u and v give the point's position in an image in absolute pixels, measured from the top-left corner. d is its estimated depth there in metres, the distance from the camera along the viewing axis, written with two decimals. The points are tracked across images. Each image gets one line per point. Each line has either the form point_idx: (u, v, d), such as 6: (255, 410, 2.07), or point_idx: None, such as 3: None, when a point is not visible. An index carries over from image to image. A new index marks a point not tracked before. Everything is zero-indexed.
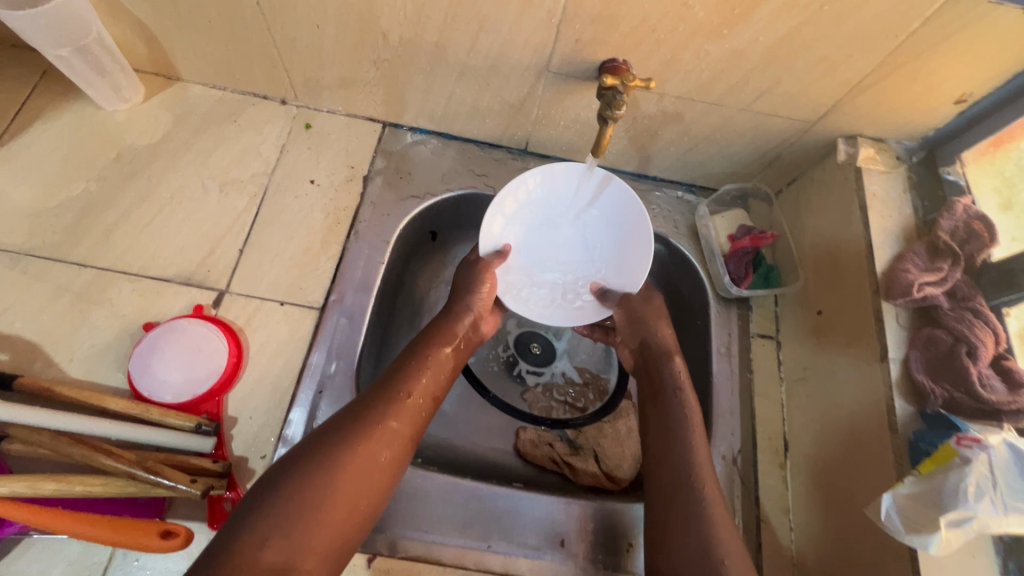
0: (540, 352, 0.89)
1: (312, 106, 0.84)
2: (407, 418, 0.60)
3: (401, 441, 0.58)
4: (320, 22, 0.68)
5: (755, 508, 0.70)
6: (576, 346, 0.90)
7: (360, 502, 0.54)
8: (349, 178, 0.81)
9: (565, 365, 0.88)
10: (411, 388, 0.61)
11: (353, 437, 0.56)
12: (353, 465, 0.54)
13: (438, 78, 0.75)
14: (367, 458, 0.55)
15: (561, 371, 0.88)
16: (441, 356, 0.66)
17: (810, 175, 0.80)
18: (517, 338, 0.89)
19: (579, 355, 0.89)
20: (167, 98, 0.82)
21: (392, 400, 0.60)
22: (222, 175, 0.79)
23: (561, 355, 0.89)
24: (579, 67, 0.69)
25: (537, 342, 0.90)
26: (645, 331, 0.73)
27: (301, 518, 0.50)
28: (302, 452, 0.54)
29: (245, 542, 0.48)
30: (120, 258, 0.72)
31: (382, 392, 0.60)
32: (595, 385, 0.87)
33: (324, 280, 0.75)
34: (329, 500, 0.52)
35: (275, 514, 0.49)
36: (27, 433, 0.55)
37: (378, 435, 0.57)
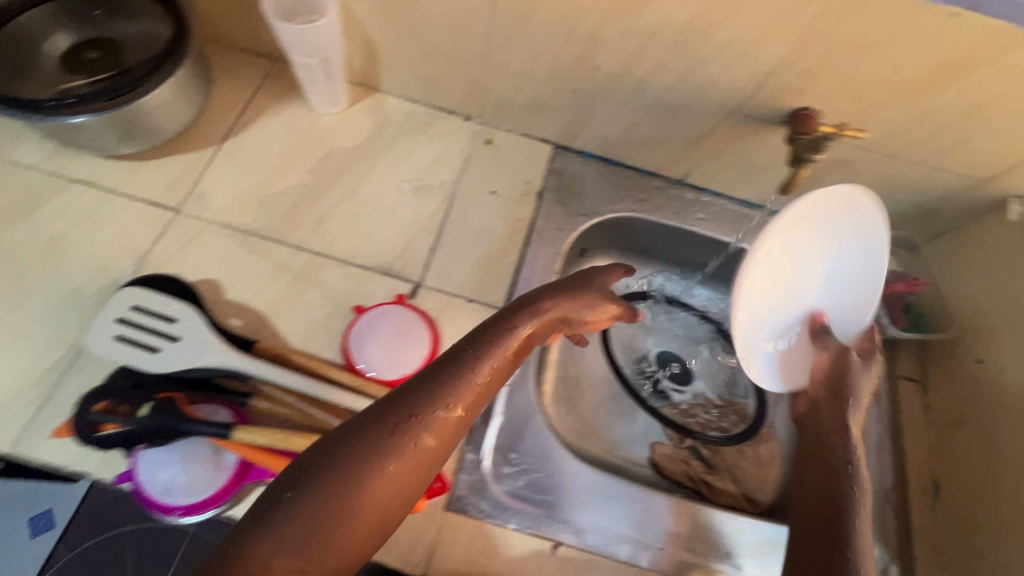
0: (680, 371, 0.93)
1: (494, 124, 0.92)
2: (445, 435, 0.43)
3: (434, 462, 0.43)
4: (537, 53, 0.76)
5: (907, 545, 0.72)
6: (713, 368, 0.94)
7: (381, 525, 0.41)
8: (525, 193, 0.89)
9: (704, 386, 0.92)
10: (456, 398, 0.45)
11: (375, 450, 0.41)
12: (375, 489, 0.40)
13: (626, 110, 0.81)
14: (397, 478, 0.41)
15: (699, 391, 0.92)
16: (496, 368, 0.48)
17: (967, 229, 0.84)
18: (656, 353, 0.94)
19: (716, 378, 0.93)
20: (368, 106, 0.91)
21: (428, 410, 0.43)
22: (415, 179, 0.87)
23: (698, 376, 0.93)
24: (770, 111, 0.75)
25: (676, 362, 0.94)
26: (854, 399, 0.63)
27: (315, 537, 0.38)
28: (316, 458, 0.41)
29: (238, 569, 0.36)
30: (330, 245, 0.80)
31: (416, 394, 0.44)
32: (732, 407, 0.91)
33: (505, 283, 0.81)
34: (350, 520, 0.39)
35: (282, 535, 0.38)
36: (278, 392, 0.63)
37: (410, 447, 0.42)
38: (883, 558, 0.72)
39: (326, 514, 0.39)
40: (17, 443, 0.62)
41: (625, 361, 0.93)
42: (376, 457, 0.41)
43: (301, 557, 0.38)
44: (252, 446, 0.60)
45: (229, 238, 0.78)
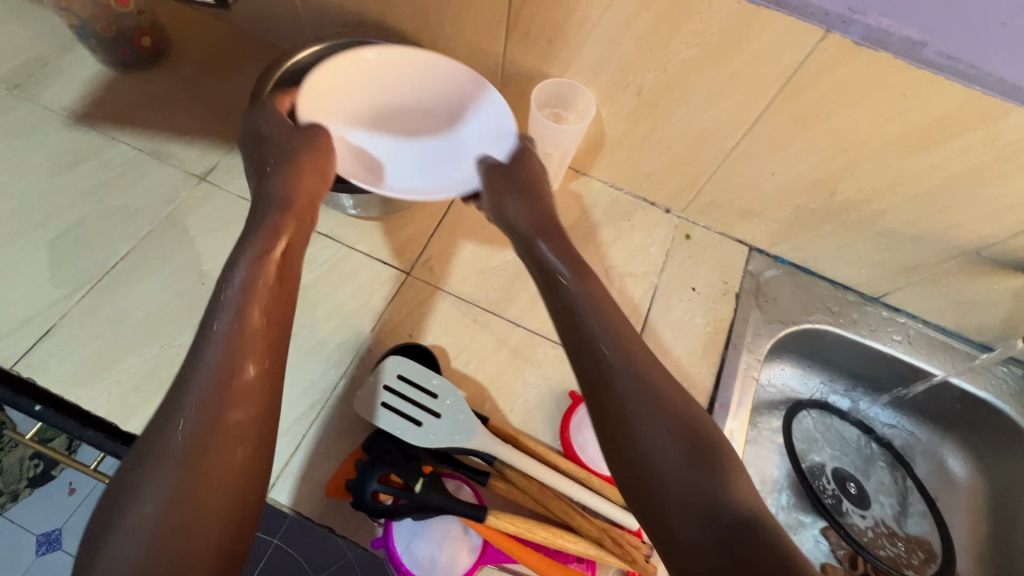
0: (856, 491, 0.92)
1: (694, 219, 0.95)
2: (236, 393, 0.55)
3: (256, 425, 0.55)
4: (776, 171, 0.79)
5: None
6: (891, 495, 0.92)
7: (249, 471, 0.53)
8: (723, 293, 0.90)
9: (883, 512, 0.90)
10: (243, 340, 0.57)
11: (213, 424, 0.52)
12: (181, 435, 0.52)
13: (848, 231, 0.83)
14: (218, 444, 0.52)
15: (879, 516, 0.90)
16: (258, 314, 0.59)
17: None
18: (831, 471, 0.93)
19: (893, 506, 0.91)
20: (576, 189, 0.96)
21: (233, 370, 0.55)
22: (620, 266, 0.90)
23: (873, 500, 0.92)
24: (1015, 258, 0.74)
25: (852, 481, 0.93)
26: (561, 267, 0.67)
27: (199, 495, 0.50)
28: (177, 413, 0.53)
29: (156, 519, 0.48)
30: (544, 324, 0.83)
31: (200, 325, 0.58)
32: (911, 542, 0.88)
33: (707, 385, 0.82)
34: (203, 496, 0.50)
35: (147, 487, 0.49)
36: (521, 478, 0.65)
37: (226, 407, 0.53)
38: None
39: (198, 459, 0.51)
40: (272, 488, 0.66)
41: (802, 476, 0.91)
42: (197, 411, 0.53)
43: (199, 509, 0.49)
44: (499, 534, 0.62)
45: (454, 306, 0.82)
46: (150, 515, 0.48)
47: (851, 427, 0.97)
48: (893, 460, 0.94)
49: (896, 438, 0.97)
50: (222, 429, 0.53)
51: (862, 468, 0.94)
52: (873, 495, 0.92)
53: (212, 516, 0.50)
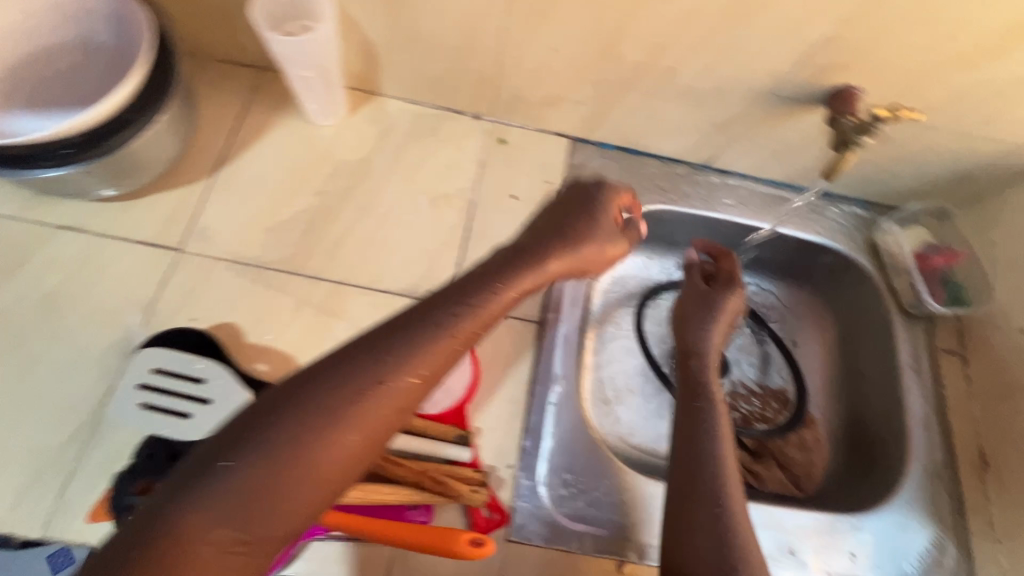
0: (715, 361, 0.91)
1: (506, 121, 0.86)
2: (378, 416, 0.42)
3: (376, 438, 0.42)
4: (558, 45, 0.70)
5: (962, 519, 0.74)
6: (750, 355, 0.92)
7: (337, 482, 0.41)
8: (547, 194, 0.84)
9: (742, 374, 0.90)
10: (411, 368, 0.43)
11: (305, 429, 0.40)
12: (321, 449, 0.40)
13: (652, 97, 0.76)
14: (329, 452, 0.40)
15: (738, 379, 0.90)
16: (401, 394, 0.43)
17: (1002, 198, 0.82)
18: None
19: (749, 367, 0.91)
20: (370, 114, 0.84)
21: (395, 379, 0.43)
22: (430, 189, 0.81)
23: (735, 364, 0.91)
24: (809, 91, 0.70)
25: None
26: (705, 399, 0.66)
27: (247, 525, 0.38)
28: (240, 445, 0.39)
29: (170, 535, 0.36)
30: (350, 271, 0.75)
31: (364, 359, 0.43)
32: (770, 395, 0.90)
33: (539, 295, 0.77)
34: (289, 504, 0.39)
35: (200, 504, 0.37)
36: None
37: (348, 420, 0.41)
38: (942, 536, 0.73)
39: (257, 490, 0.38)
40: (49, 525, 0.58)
41: (661, 358, 0.91)
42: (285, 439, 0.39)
43: (244, 528, 0.38)
44: None
45: (241, 274, 0.72)
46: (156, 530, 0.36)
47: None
48: (751, 322, 0.93)
49: (752, 299, 0.95)
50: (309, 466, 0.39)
51: (723, 336, 0.93)
52: (734, 359, 0.91)
53: (256, 530, 0.38)
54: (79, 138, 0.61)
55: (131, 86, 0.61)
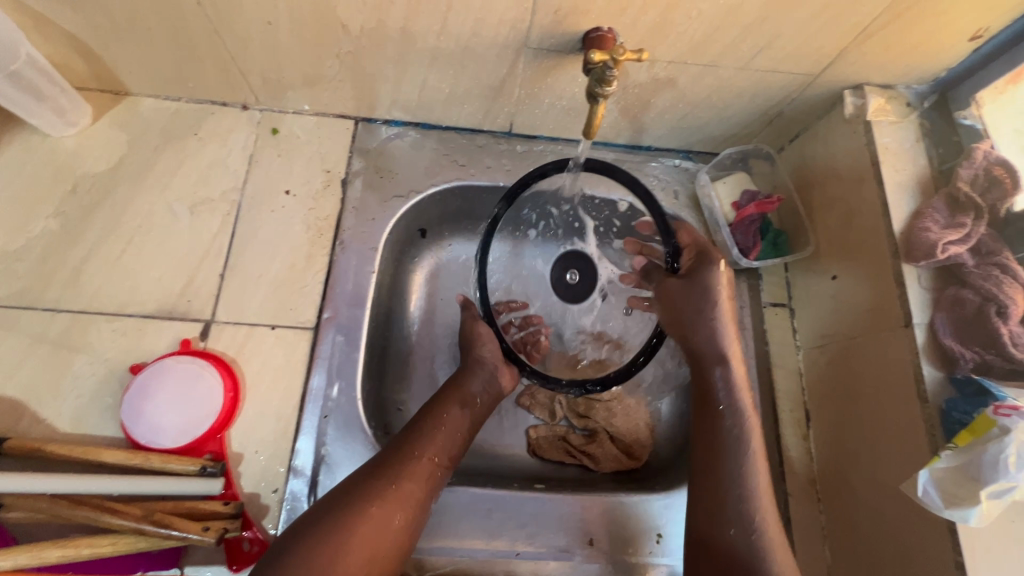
0: (575, 278, 0.79)
1: (277, 108, 0.78)
2: (427, 477, 0.60)
3: (431, 482, 0.60)
4: (272, 18, 0.62)
5: (782, 482, 0.69)
6: (611, 256, 0.78)
7: (415, 522, 0.58)
8: (327, 184, 0.76)
9: (608, 270, 0.78)
10: (432, 450, 0.62)
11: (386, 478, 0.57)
12: (415, 480, 0.59)
13: (409, 66, 0.68)
14: (378, 517, 0.55)
15: (606, 277, 0.78)
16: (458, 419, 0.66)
17: (814, 130, 0.75)
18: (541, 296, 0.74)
19: (608, 253, 0.78)
20: (118, 117, 0.75)
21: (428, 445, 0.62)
22: (190, 195, 0.73)
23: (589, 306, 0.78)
24: (561, 39, 0.62)
25: (570, 268, 0.80)
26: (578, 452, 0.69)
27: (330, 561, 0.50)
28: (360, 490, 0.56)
29: (352, 507, 0.54)
30: (94, 297, 0.67)
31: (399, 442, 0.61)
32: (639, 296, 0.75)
33: (314, 298, 0.71)
34: (350, 544, 0.52)
35: (340, 526, 0.52)
36: (25, 499, 0.53)
37: (414, 475, 0.59)
38: None
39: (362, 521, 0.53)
40: None
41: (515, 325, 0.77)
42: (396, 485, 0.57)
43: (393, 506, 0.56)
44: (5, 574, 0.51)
45: None
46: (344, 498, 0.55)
47: (556, 248, 0.80)
48: (601, 230, 0.80)
49: (591, 215, 0.79)
50: (377, 514, 0.55)
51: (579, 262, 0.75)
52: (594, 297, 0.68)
53: (374, 545, 0.53)
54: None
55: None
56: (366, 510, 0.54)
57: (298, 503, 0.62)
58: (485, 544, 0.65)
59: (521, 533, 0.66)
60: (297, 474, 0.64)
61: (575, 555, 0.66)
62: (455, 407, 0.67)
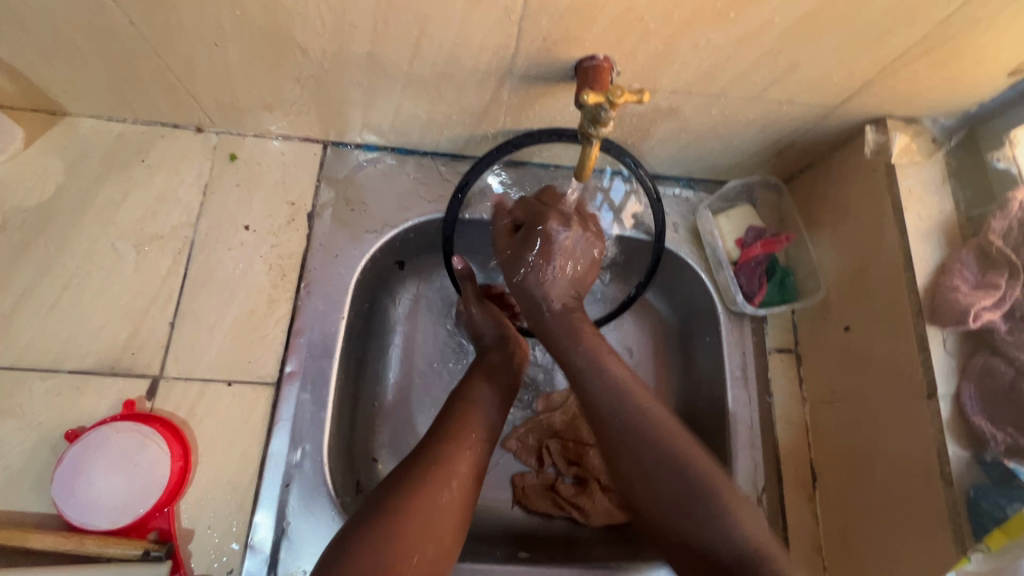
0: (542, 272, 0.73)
1: (235, 131, 0.70)
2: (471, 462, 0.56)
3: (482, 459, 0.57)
4: (218, 39, 0.54)
5: (785, 551, 0.64)
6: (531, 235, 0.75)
7: (467, 499, 0.54)
8: (291, 218, 0.69)
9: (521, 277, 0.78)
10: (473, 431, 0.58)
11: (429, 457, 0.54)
12: (461, 463, 0.55)
13: (380, 91, 0.61)
14: (430, 495, 0.51)
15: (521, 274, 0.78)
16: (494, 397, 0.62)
17: (828, 163, 0.69)
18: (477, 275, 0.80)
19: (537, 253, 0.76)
20: (55, 141, 0.67)
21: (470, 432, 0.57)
22: (136, 232, 0.66)
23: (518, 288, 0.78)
24: (550, 67, 0.55)
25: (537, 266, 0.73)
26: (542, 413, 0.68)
27: (382, 543, 0.48)
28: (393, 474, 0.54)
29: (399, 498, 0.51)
30: (25, 352, 0.60)
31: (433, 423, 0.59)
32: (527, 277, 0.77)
33: (276, 348, 0.64)
34: (397, 534, 0.48)
35: (389, 517, 0.49)
36: None
37: (456, 455, 0.55)
38: None
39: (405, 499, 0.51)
40: None
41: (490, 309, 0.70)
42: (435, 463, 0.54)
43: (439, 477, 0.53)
44: None
45: None
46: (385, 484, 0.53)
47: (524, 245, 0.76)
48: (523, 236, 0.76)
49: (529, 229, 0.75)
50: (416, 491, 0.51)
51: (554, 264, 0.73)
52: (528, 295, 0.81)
53: (429, 533, 0.50)
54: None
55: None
56: (389, 485, 0.52)
57: None
58: None
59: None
60: (254, 552, 0.57)
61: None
62: (480, 379, 0.63)
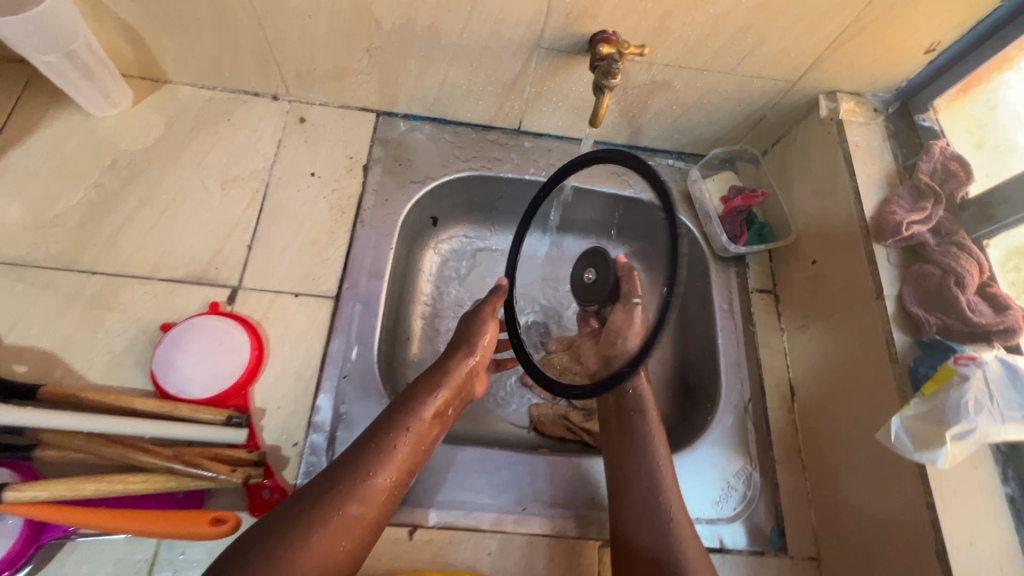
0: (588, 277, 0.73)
1: (305, 99, 0.84)
2: (378, 501, 0.58)
3: (383, 501, 0.58)
4: (313, 13, 0.69)
5: (770, 450, 0.74)
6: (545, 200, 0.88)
7: (361, 543, 0.56)
8: (349, 169, 0.82)
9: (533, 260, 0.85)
10: (386, 470, 0.58)
11: (334, 498, 0.55)
12: (362, 509, 0.56)
13: (432, 62, 0.76)
14: (324, 543, 0.53)
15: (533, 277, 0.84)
16: (419, 431, 0.62)
17: (794, 134, 0.84)
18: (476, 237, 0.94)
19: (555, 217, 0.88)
20: (158, 102, 0.81)
21: (375, 479, 0.57)
22: (222, 173, 0.79)
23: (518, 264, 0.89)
24: (571, 40, 0.71)
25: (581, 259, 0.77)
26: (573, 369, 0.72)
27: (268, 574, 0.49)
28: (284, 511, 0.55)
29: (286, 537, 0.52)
30: (127, 261, 0.71)
31: (346, 462, 0.59)
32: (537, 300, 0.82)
33: (336, 270, 0.76)
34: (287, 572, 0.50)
35: (280, 548, 0.51)
36: (62, 437, 0.56)
37: (363, 496, 0.56)
38: (749, 469, 0.73)
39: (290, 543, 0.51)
40: None
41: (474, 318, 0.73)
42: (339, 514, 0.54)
43: (333, 525, 0.54)
44: (38, 504, 0.53)
45: (4, 275, 0.68)
46: (276, 521, 0.53)
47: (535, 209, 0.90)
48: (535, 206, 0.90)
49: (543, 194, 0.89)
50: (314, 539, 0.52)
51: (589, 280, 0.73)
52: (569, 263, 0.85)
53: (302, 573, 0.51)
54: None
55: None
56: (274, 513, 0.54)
57: (318, 457, 0.65)
58: (492, 500, 0.67)
59: (529, 492, 0.68)
60: (317, 429, 0.67)
61: (577, 510, 0.68)
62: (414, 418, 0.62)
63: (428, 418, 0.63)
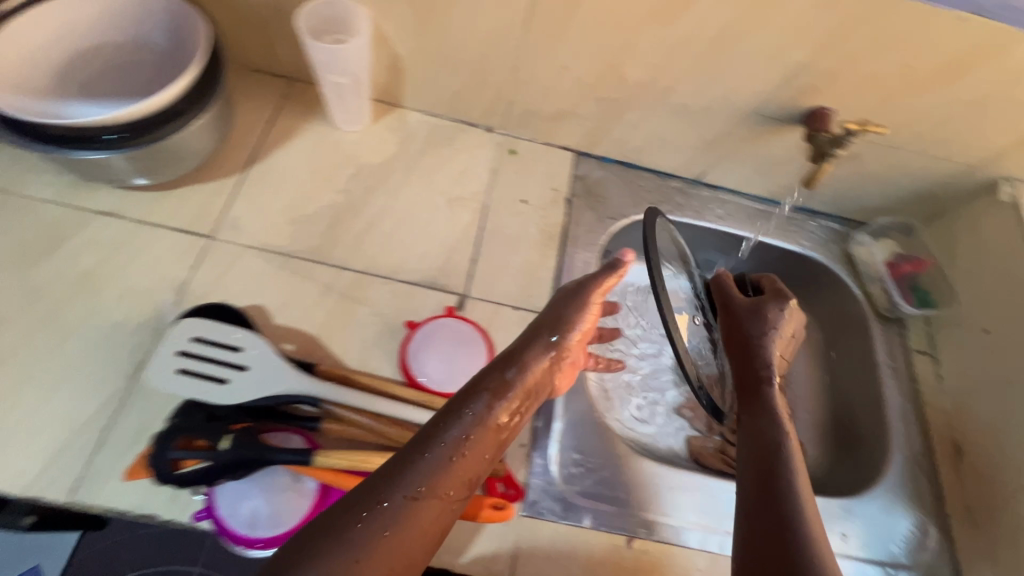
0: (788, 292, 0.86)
1: (516, 134, 0.94)
2: (434, 519, 0.47)
3: (441, 525, 0.47)
4: (568, 64, 0.79)
5: (942, 505, 0.78)
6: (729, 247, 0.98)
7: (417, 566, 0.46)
8: (554, 199, 0.91)
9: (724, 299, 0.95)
10: (447, 481, 0.48)
11: (376, 519, 0.44)
12: (417, 531, 0.46)
13: (652, 115, 0.85)
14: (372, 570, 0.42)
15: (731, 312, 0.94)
16: (482, 441, 0.52)
17: (957, 214, 0.91)
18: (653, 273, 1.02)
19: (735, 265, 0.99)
20: (392, 123, 0.91)
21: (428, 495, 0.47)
22: (447, 192, 0.87)
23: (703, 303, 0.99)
24: (789, 110, 0.80)
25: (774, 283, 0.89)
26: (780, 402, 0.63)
27: None
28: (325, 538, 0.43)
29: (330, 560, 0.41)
30: (372, 261, 0.79)
31: (393, 473, 0.48)
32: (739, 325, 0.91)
33: (549, 289, 0.83)
34: None
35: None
36: (354, 414, 0.63)
37: (420, 515, 0.46)
38: (925, 520, 0.77)
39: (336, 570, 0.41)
40: (78, 489, 0.59)
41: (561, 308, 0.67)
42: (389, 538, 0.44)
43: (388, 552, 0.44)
44: (337, 471, 0.59)
45: (270, 262, 0.76)
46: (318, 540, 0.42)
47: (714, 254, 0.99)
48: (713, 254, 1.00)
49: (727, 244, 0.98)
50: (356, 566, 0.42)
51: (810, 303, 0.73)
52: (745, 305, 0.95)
53: None
54: (124, 129, 0.64)
55: (179, 89, 0.65)
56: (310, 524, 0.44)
57: (543, 459, 0.70)
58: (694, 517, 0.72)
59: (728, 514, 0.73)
60: (541, 434, 0.72)
61: None
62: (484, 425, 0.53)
63: (494, 426, 0.54)
